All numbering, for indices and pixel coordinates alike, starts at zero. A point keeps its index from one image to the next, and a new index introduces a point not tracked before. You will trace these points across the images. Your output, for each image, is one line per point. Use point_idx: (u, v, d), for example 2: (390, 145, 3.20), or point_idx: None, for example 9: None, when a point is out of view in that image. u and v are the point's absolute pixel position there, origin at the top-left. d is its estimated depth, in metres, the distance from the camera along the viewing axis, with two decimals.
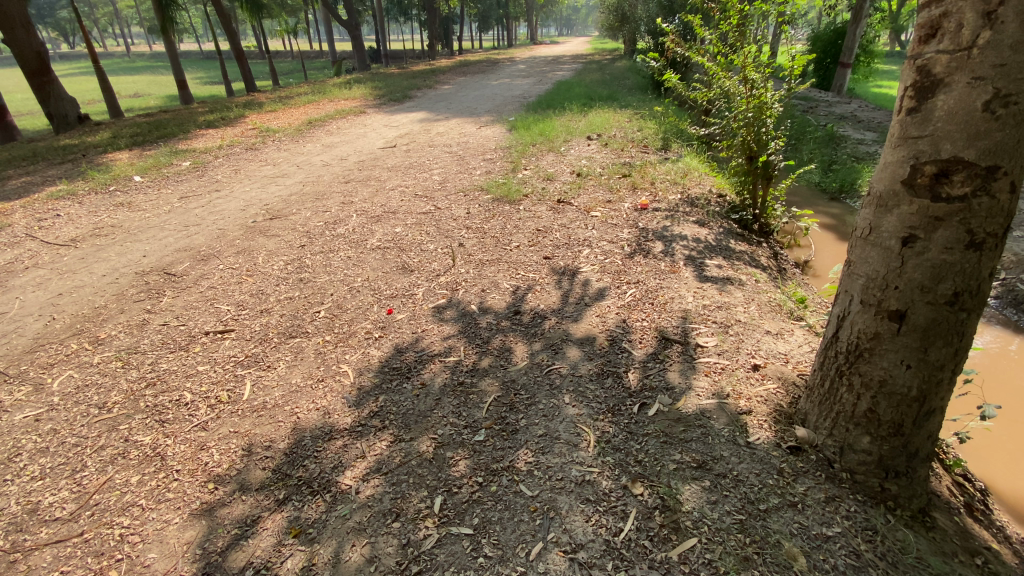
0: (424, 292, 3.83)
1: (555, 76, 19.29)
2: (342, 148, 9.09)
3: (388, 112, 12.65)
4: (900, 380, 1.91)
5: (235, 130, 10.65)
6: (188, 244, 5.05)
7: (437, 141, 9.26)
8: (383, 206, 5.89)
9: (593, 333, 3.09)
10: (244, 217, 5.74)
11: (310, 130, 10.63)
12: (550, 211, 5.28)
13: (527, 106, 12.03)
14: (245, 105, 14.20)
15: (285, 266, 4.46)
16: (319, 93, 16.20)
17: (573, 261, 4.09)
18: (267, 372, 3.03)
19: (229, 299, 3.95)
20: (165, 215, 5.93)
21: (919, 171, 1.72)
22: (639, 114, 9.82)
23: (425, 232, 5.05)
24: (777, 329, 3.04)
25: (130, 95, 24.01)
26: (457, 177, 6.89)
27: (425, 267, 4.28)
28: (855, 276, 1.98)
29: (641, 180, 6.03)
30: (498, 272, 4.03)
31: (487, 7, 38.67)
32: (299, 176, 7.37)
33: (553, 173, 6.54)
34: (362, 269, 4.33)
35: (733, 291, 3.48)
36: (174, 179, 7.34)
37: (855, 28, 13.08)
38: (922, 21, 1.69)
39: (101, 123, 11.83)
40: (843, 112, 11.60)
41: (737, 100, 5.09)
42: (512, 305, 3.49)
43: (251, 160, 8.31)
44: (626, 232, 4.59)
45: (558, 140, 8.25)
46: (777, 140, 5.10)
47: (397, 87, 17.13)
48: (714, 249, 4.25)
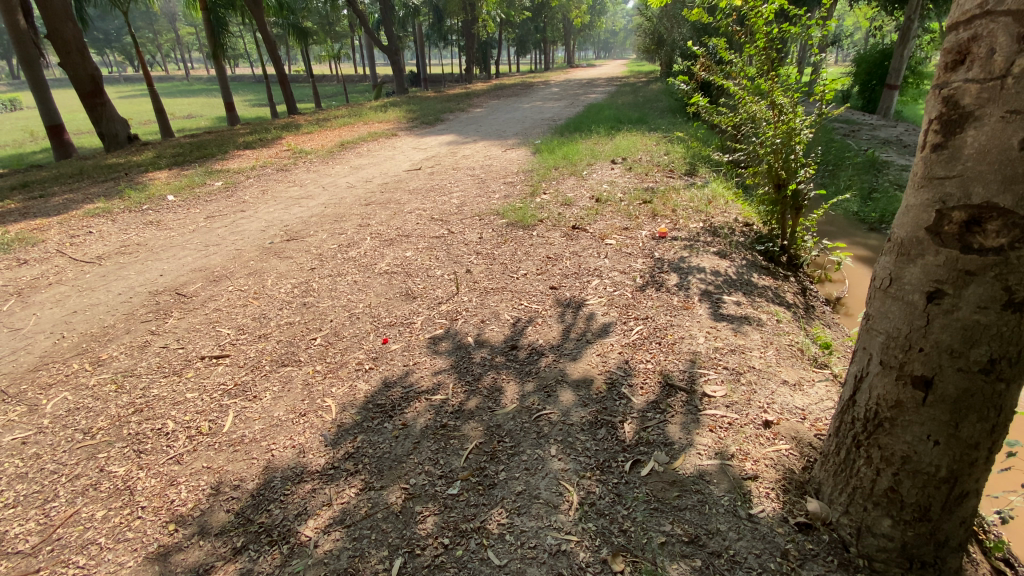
0: (423, 321, 3.71)
1: (587, 99, 19.31)
2: (368, 170, 9.24)
3: (419, 135, 12.87)
4: (926, 457, 1.63)
5: (270, 151, 11.02)
6: (204, 264, 5.15)
7: (461, 164, 9.30)
8: (398, 229, 5.87)
9: (590, 373, 2.87)
10: (262, 238, 5.83)
11: (341, 151, 10.89)
12: (563, 237, 5.11)
13: (556, 129, 11.99)
14: (284, 127, 14.77)
15: (291, 289, 4.45)
16: (355, 115, 16.69)
17: (580, 292, 3.90)
18: (252, 403, 2.97)
19: (231, 322, 3.95)
20: (189, 234, 6.10)
21: (945, 217, 1.48)
22: (668, 138, 9.60)
23: (435, 256, 4.97)
24: (796, 379, 2.74)
25: (184, 116, 25.49)
26: (476, 200, 6.84)
27: (429, 293, 4.17)
28: (873, 333, 1.73)
29: (662, 207, 5.80)
30: (501, 302, 3.88)
31: (525, 31, 39.40)
32: (322, 197, 7.50)
33: (571, 198, 6.39)
34: (366, 293, 4.27)
35: (749, 332, 3.21)
36: (204, 198, 7.59)
37: (903, 49, 12.53)
38: (950, 45, 1.48)
39: (149, 143, 12.51)
40: (888, 136, 11.02)
41: (763, 126, 4.85)
42: (510, 339, 3.31)
43: (279, 181, 8.54)
44: (640, 262, 4.37)
45: (582, 164, 8.12)
46: (807, 167, 4.79)
47: (430, 109, 17.50)
48: (734, 283, 3.97)
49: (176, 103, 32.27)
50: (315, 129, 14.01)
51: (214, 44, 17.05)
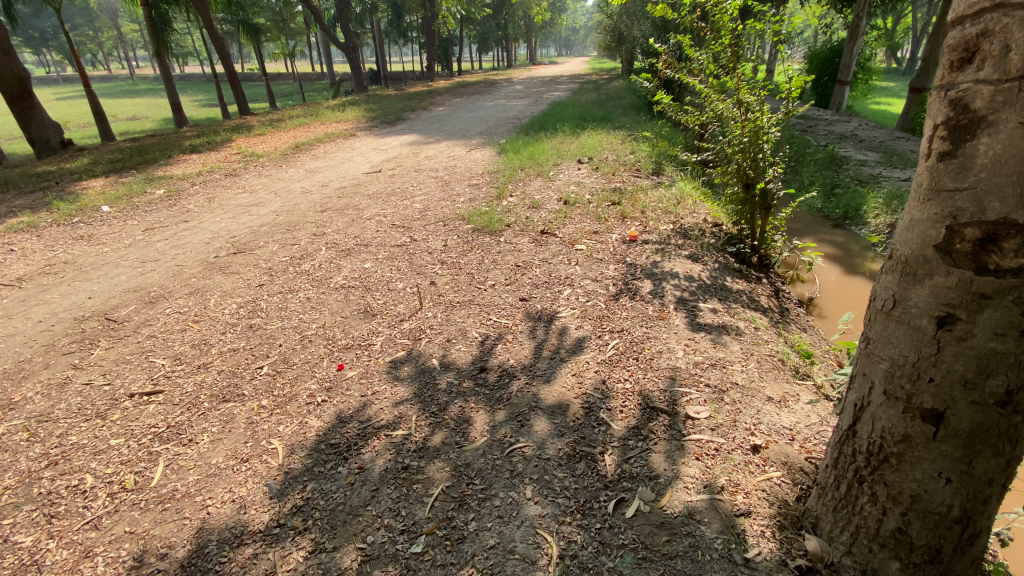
0: (382, 342, 3.42)
1: (550, 97, 19.18)
2: (325, 173, 8.79)
3: (379, 135, 12.41)
4: (937, 496, 1.48)
5: (219, 154, 10.39)
6: (140, 283, 4.69)
7: (424, 165, 8.96)
8: (356, 238, 5.52)
9: (565, 397, 2.64)
10: (206, 251, 5.38)
11: (296, 154, 10.36)
12: (531, 243, 4.89)
13: (520, 128, 11.78)
14: (235, 128, 14.03)
15: (237, 310, 4.07)
16: (310, 115, 16.02)
17: (551, 303, 3.68)
18: (186, 449, 2.64)
19: (166, 351, 3.56)
20: (125, 249, 5.59)
21: (957, 234, 1.31)
22: (633, 136, 9.52)
23: (396, 268, 4.66)
24: (781, 395, 2.59)
25: (128, 118, 24.04)
26: (440, 204, 6.54)
27: (389, 310, 3.87)
28: (875, 359, 1.57)
29: (631, 208, 5.66)
30: (468, 317, 3.62)
31: (486, 28, 39.07)
32: (274, 205, 7.04)
33: (538, 200, 6.17)
34: (320, 312, 3.93)
35: (729, 343, 3.05)
36: (143, 209, 7.02)
37: (853, 46, 12.86)
38: (955, 41, 1.31)
39: (85, 148, 11.64)
40: (843, 131, 11.27)
41: (730, 125, 4.75)
42: (478, 360, 3.06)
43: (228, 187, 8.00)
44: (611, 269, 4.18)
45: (548, 164, 7.92)
46: (775, 166, 4.71)
47: (391, 108, 16.98)
48: (709, 288, 3.82)
49: (120, 103, 30.49)
50: (268, 130, 13.34)
51: (156, 41, 16.05)
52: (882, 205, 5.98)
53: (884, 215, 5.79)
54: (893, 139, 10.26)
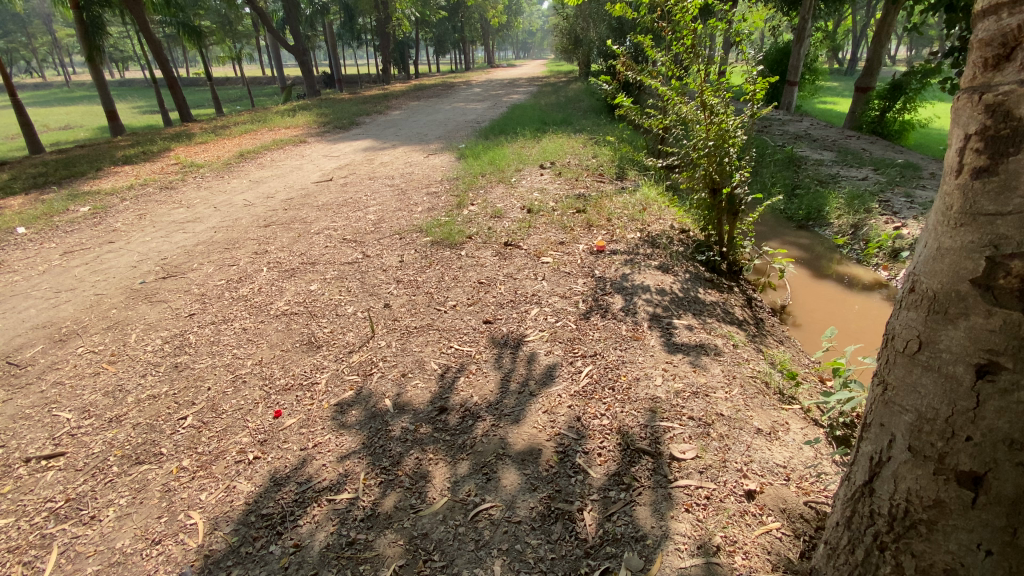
0: (328, 381, 3.03)
1: (509, 100, 18.97)
2: (272, 184, 8.22)
3: (331, 141, 11.82)
4: (976, 571, 1.26)
5: (155, 165, 9.62)
6: (50, 317, 4.10)
7: (378, 173, 8.50)
8: (302, 255, 5.06)
9: (536, 440, 2.33)
10: (132, 276, 4.81)
11: (241, 163, 9.69)
12: (494, 256, 4.57)
13: (479, 132, 11.45)
14: (175, 137, 13.11)
15: (161, 347, 3.58)
16: (258, 121, 15.19)
17: (517, 325, 3.37)
18: (86, 528, 2.19)
19: (73, 401, 3.05)
20: (37, 277, 4.94)
21: (1001, 268, 1.08)
22: (593, 139, 9.36)
23: (346, 289, 4.25)
24: (769, 426, 2.37)
25: (58, 127, 22.33)
26: (396, 215, 6.15)
27: (336, 340, 3.47)
28: (895, 408, 1.34)
29: (596, 216, 5.44)
30: (425, 344, 3.26)
31: (442, 31, 38.55)
32: (213, 220, 6.46)
33: (500, 209, 5.87)
34: (258, 346, 3.49)
35: (709, 364, 2.81)
36: (64, 228, 6.31)
37: (801, 47, 13.17)
38: (989, 34, 1.08)
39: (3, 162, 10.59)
40: (797, 131, 11.48)
41: (694, 128, 4.58)
42: (437, 398, 2.70)
43: (162, 202, 7.33)
44: (580, 283, 3.91)
45: (509, 170, 7.63)
46: (741, 170, 4.57)
47: (345, 113, 16.32)
48: (683, 302, 3.59)
49: (51, 111, 28.42)
50: (211, 138, 12.51)
51: (87, 45, 14.88)
52: (844, 204, 5.95)
53: (846, 214, 5.76)
54: (845, 139, 10.49)
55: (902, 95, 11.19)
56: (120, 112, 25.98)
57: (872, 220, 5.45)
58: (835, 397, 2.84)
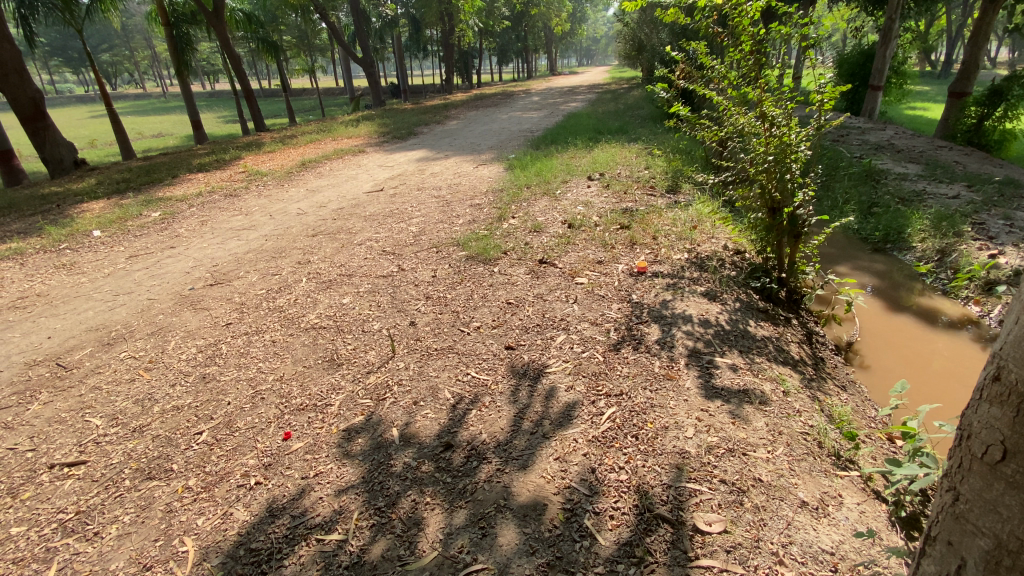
0: (341, 403, 2.95)
1: (566, 108, 18.76)
2: (325, 192, 8.48)
3: (387, 151, 12.13)
4: None
5: (224, 173, 10.23)
6: (104, 320, 4.36)
7: (427, 183, 8.57)
8: (340, 267, 5.10)
9: (542, 493, 2.11)
10: (183, 282, 5.04)
11: (300, 172, 10.11)
12: (527, 275, 4.38)
13: (531, 142, 11.33)
14: (247, 145, 13.96)
15: (194, 356, 3.68)
16: (323, 131, 15.89)
17: (539, 353, 3.15)
18: (88, 545, 2.21)
19: (107, 408, 3.18)
20: (102, 280, 5.30)
21: None
22: (648, 150, 8.96)
23: (375, 303, 4.20)
24: (817, 499, 2.01)
25: (154, 135, 24.55)
26: (436, 227, 6.11)
27: (356, 358, 3.40)
28: (969, 525, 1.03)
29: (641, 233, 5.12)
30: (442, 369, 3.12)
31: (505, 41, 39.04)
32: (266, 228, 6.73)
33: (540, 223, 5.67)
34: (281, 360, 3.49)
35: (751, 415, 2.47)
36: (134, 233, 6.79)
37: (885, 50, 12.04)
38: None
39: (98, 168, 11.67)
40: (878, 140, 10.48)
41: (752, 142, 4.19)
42: (444, 433, 2.55)
43: (224, 209, 7.74)
44: (614, 309, 3.64)
45: (556, 181, 7.41)
46: (806, 188, 4.09)
47: (404, 122, 16.74)
48: (728, 336, 3.23)
49: (149, 121, 31.35)
50: (278, 147, 13.20)
51: (177, 60, 16.17)
52: (929, 226, 5.26)
53: (932, 237, 5.08)
54: (935, 149, 9.43)
55: (1004, 101, 9.92)
56: (205, 122, 28.20)
57: (964, 245, 4.77)
58: (907, 463, 2.41)
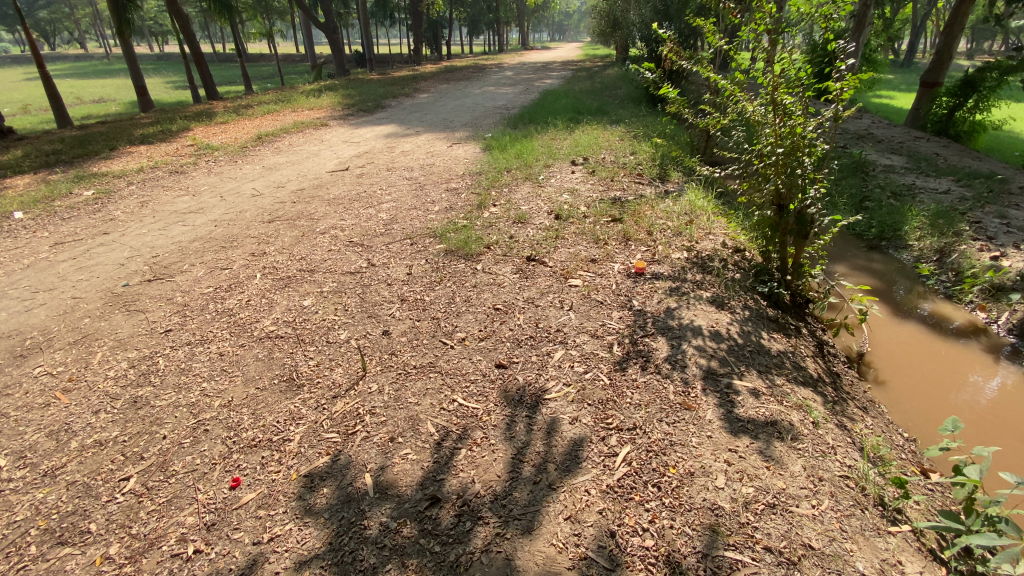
0: (301, 438, 2.49)
1: (540, 84, 18.10)
2: (285, 171, 7.74)
3: (353, 125, 11.31)
4: None
5: (170, 147, 9.27)
6: (16, 325, 3.69)
7: (398, 163, 7.93)
8: (300, 260, 4.52)
9: (554, 568, 1.75)
10: (115, 278, 4.37)
11: (257, 147, 9.25)
12: (514, 274, 3.94)
13: (507, 120, 10.75)
14: (198, 115, 12.79)
15: (125, 373, 3.11)
16: (283, 101, 14.76)
17: (536, 373, 2.74)
18: None
19: (11, 443, 2.60)
20: (18, 273, 4.56)
21: None
22: (632, 133, 8.56)
23: (342, 307, 3.69)
24: (877, 570, 1.72)
25: (94, 100, 22.55)
26: (410, 215, 5.57)
27: (320, 377, 2.91)
28: None
29: (634, 227, 4.75)
30: (423, 393, 2.68)
31: (477, 11, 37.51)
32: (217, 211, 6.02)
33: (524, 213, 5.22)
34: (231, 380, 2.97)
35: (785, 457, 2.15)
36: (61, 214, 5.95)
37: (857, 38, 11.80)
38: None
39: (25, 137, 10.42)
40: (857, 129, 10.40)
41: (762, 133, 3.85)
42: (429, 482, 2.13)
43: (168, 188, 6.93)
44: (615, 318, 3.26)
45: (537, 165, 6.94)
46: (817, 185, 3.71)
47: (371, 94, 15.78)
48: (744, 351, 2.91)
49: (89, 84, 28.78)
50: (232, 118, 12.14)
51: (118, 18, 14.59)
52: (927, 223, 5.10)
53: (930, 236, 4.92)
54: (913, 140, 9.41)
55: (976, 92, 9.88)
56: (151, 87, 26.08)
57: (963, 246, 4.61)
58: (963, 516, 2.14)
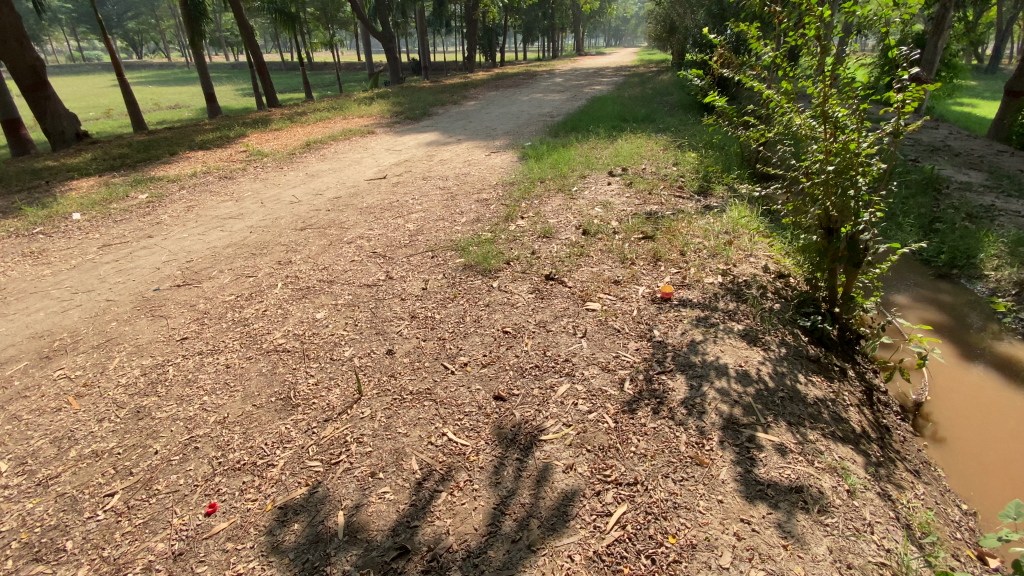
0: (285, 464, 2.40)
1: (589, 91, 17.78)
2: (325, 178, 7.90)
3: (398, 133, 11.48)
4: None
5: (224, 152, 9.72)
6: (51, 326, 3.86)
7: (434, 171, 7.93)
8: (322, 270, 4.52)
9: None
10: (149, 281, 4.53)
11: (303, 153, 9.53)
12: (531, 294, 3.75)
13: (549, 128, 10.58)
14: (255, 121, 13.41)
15: (135, 381, 3.15)
16: (336, 108, 15.24)
17: (535, 409, 2.53)
18: None
19: (18, 448, 2.67)
20: (64, 273, 4.81)
21: None
22: (676, 143, 8.16)
23: (352, 322, 3.61)
24: None
25: (170, 106, 24.25)
26: (436, 225, 5.50)
27: (315, 398, 2.82)
28: None
29: (666, 245, 4.44)
30: (413, 423, 2.53)
31: (532, 18, 37.59)
32: (254, 217, 6.19)
33: (551, 227, 5.01)
34: (230, 395, 2.93)
35: (807, 536, 1.85)
36: (115, 217, 6.31)
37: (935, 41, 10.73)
38: None
39: (99, 141, 11.25)
40: (932, 140, 9.49)
41: (810, 148, 3.49)
42: (401, 529, 1.97)
43: (215, 193, 7.22)
44: (631, 349, 3.00)
45: (573, 176, 6.70)
46: (873, 207, 3.29)
47: (420, 102, 16.06)
48: (773, 397, 2.57)
49: (169, 92, 31.03)
50: (286, 125, 12.63)
51: (191, 30, 15.57)
52: (1008, 251, 4.49)
53: (1010, 266, 4.32)
54: (998, 154, 8.46)
55: None
56: (222, 95, 27.80)
57: None
58: None
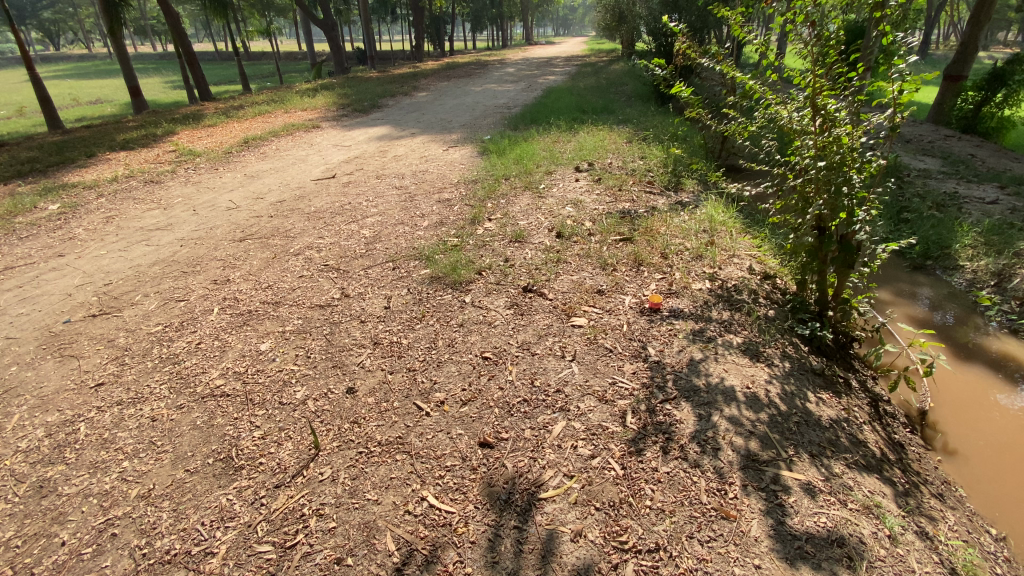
0: (228, 552, 1.94)
1: (543, 81, 17.45)
2: (268, 179, 7.21)
3: (346, 127, 10.76)
4: None
5: (151, 153, 8.76)
6: None
7: (389, 169, 7.38)
8: (267, 290, 3.98)
9: None
10: (58, 312, 3.85)
11: (242, 152, 8.72)
12: (509, 309, 3.38)
13: (508, 121, 10.17)
14: (187, 117, 12.28)
15: (37, 445, 2.57)
16: (278, 101, 14.22)
17: (528, 459, 2.18)
18: None
19: None
20: None
21: None
22: (640, 134, 7.96)
23: (304, 353, 3.13)
24: None
25: (90, 101, 22.08)
26: (396, 231, 5.03)
27: (264, 457, 2.36)
28: None
29: (647, 248, 4.17)
30: (385, 486, 2.13)
31: (480, 6, 36.71)
32: (187, 227, 5.50)
33: (522, 230, 4.64)
34: (157, 458, 2.42)
35: None
36: (19, 233, 5.46)
37: None
38: None
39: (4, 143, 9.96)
40: None
41: (800, 143, 3.26)
42: None
43: (140, 200, 6.41)
44: (627, 373, 2.69)
45: (538, 172, 6.35)
46: (867, 204, 3.09)
47: (369, 93, 15.24)
48: (789, 425, 2.33)
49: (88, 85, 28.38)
50: (221, 120, 11.60)
51: (108, 16, 14.05)
52: (980, 241, 4.49)
53: (984, 256, 4.31)
54: (944, 139, 8.73)
55: (1004, 86, 9.16)
56: (149, 88, 25.67)
57: None
58: None
